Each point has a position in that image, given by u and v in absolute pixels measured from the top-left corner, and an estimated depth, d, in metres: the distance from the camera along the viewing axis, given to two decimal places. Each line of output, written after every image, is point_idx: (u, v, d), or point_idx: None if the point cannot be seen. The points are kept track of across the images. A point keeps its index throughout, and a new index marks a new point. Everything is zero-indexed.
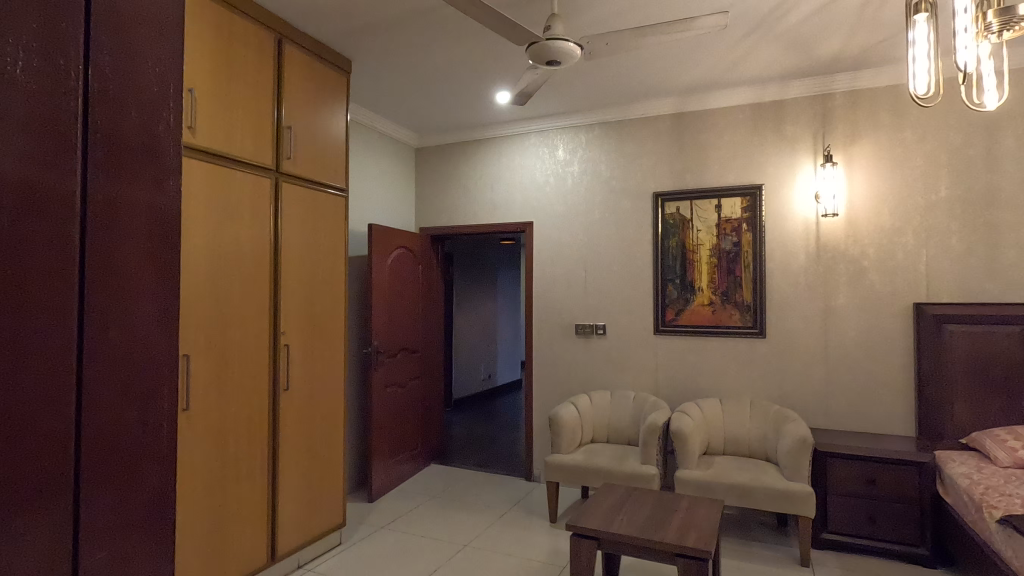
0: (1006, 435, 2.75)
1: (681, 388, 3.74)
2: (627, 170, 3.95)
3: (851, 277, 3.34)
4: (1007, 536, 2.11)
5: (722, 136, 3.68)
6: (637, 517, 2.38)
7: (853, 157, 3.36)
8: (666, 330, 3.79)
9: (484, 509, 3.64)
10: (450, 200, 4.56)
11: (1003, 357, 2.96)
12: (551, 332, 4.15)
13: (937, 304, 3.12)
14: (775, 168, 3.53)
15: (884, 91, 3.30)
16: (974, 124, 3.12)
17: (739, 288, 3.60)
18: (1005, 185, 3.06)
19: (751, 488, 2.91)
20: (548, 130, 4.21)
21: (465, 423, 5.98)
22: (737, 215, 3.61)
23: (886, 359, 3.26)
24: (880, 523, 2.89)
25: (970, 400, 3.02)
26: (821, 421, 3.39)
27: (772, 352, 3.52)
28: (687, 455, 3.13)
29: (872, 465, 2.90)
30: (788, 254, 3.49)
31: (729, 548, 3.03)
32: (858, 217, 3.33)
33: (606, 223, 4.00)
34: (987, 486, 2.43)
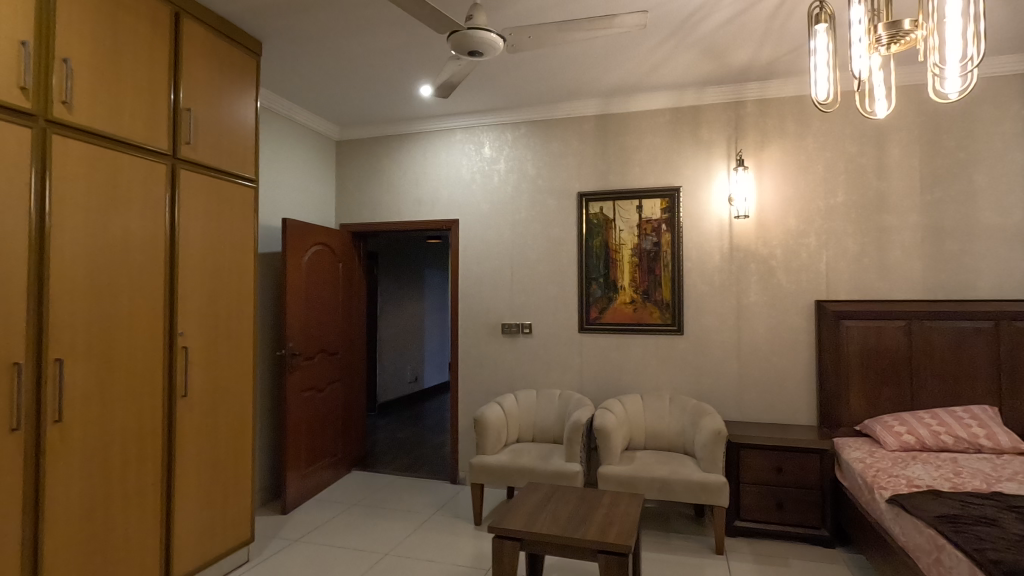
0: (893, 421, 3.00)
1: (604, 386, 3.80)
2: (553, 169, 3.97)
3: (761, 276, 3.52)
4: (895, 514, 2.28)
5: (644, 138, 3.78)
6: (560, 516, 2.36)
7: (763, 162, 3.54)
8: (591, 328, 3.83)
9: (407, 515, 3.51)
10: (373, 196, 4.40)
11: (891, 349, 3.22)
12: (476, 332, 4.09)
13: (836, 301, 3.35)
14: (692, 172, 3.67)
15: (789, 101, 3.51)
16: (866, 134, 3.37)
17: (659, 287, 3.70)
18: (892, 191, 3.33)
19: (670, 481, 2.99)
20: (474, 127, 4.16)
21: (390, 427, 5.80)
22: (657, 216, 3.72)
23: (791, 353, 3.46)
24: (787, 508, 3.05)
25: (863, 391, 3.26)
26: (734, 414, 3.55)
27: (689, 348, 3.65)
28: (610, 451, 3.16)
29: (780, 453, 3.06)
30: (704, 254, 3.63)
31: (649, 541, 3.09)
32: (767, 219, 3.52)
33: (532, 222, 4.00)
34: (878, 468, 2.63)
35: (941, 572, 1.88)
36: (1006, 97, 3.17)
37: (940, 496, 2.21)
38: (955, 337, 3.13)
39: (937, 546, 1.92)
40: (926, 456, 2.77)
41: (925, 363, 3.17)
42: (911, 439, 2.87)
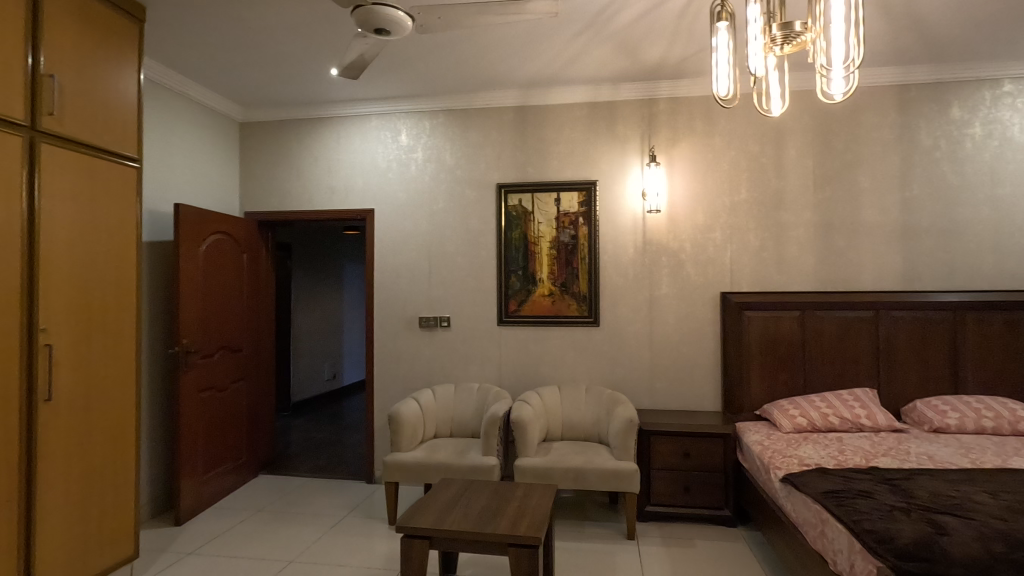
0: (788, 405, 3.20)
1: (523, 379, 3.80)
2: (472, 160, 3.90)
3: (672, 269, 3.64)
4: (787, 492, 2.42)
5: (562, 131, 3.80)
6: (472, 511, 2.31)
7: (674, 159, 3.66)
8: (510, 321, 3.81)
9: (317, 519, 3.34)
10: (282, 182, 4.14)
11: (787, 338, 3.44)
12: (393, 326, 3.96)
13: (738, 293, 3.53)
14: (607, 166, 3.73)
15: (698, 101, 3.65)
16: (767, 135, 3.57)
17: (576, 279, 3.74)
18: (789, 189, 3.54)
19: (585, 470, 3.02)
20: (390, 114, 4.01)
21: (303, 427, 5.52)
22: (575, 209, 3.75)
23: (699, 343, 3.61)
24: (694, 492, 3.17)
25: (763, 377, 3.45)
26: (647, 403, 3.66)
27: (604, 340, 3.71)
28: (526, 443, 3.16)
29: (688, 440, 3.18)
30: (619, 247, 3.70)
31: (564, 530, 3.12)
32: (677, 214, 3.64)
33: (450, 214, 3.92)
34: (774, 450, 2.79)
35: (825, 544, 2.01)
36: (885, 106, 3.46)
37: (826, 473, 2.36)
38: (841, 326, 3.39)
39: (822, 520, 2.05)
40: (816, 436, 2.97)
41: (816, 350, 3.41)
42: (803, 422, 3.07)
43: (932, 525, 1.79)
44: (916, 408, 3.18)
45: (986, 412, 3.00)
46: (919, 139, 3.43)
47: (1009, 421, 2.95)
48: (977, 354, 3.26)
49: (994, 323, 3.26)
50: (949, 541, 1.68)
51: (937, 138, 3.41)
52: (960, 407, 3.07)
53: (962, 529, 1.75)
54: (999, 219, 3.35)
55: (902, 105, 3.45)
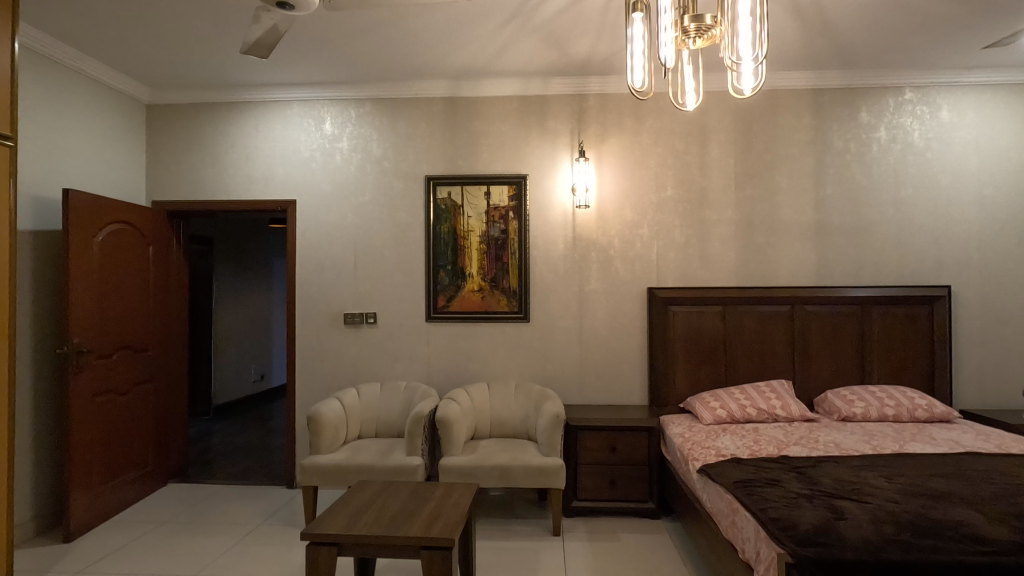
0: (710, 398, 3.27)
1: (452, 376, 3.72)
2: (400, 150, 3.78)
3: (601, 264, 3.66)
4: (704, 483, 2.45)
5: (493, 124, 3.74)
6: (386, 514, 2.21)
7: (603, 155, 3.67)
8: (438, 317, 3.71)
9: (228, 528, 3.13)
10: (194, 170, 3.86)
11: (709, 332, 3.52)
12: (315, 323, 3.78)
13: (664, 288, 3.58)
14: (538, 160, 3.70)
15: (626, 98, 3.68)
16: (692, 134, 3.64)
17: (506, 275, 3.69)
18: (712, 187, 3.63)
19: (510, 468, 2.97)
20: (314, 100, 3.82)
21: (224, 431, 5.21)
22: (505, 203, 3.70)
23: (627, 338, 3.64)
24: (620, 485, 3.19)
25: (687, 371, 3.52)
26: (576, 398, 3.65)
27: (534, 336, 3.68)
28: (452, 441, 3.07)
29: (613, 434, 3.19)
30: (549, 242, 3.68)
31: (490, 529, 3.06)
32: (606, 210, 3.66)
33: (377, 206, 3.77)
34: (693, 441, 2.83)
35: (735, 533, 2.04)
36: (801, 109, 3.60)
37: (740, 463, 2.41)
38: (760, 320, 3.51)
39: (733, 510, 2.08)
40: (734, 427, 3.04)
41: (737, 344, 3.51)
42: (723, 413, 3.14)
43: (832, 510, 1.84)
44: (827, 398, 3.32)
45: (889, 401, 3.17)
46: (832, 141, 3.58)
47: (908, 409, 3.13)
48: (881, 346, 3.45)
49: (896, 317, 3.46)
50: (844, 525, 1.73)
51: (848, 141, 3.58)
52: (865, 396, 3.23)
53: (858, 513, 1.81)
54: (902, 219, 3.55)
55: (816, 108, 3.60)
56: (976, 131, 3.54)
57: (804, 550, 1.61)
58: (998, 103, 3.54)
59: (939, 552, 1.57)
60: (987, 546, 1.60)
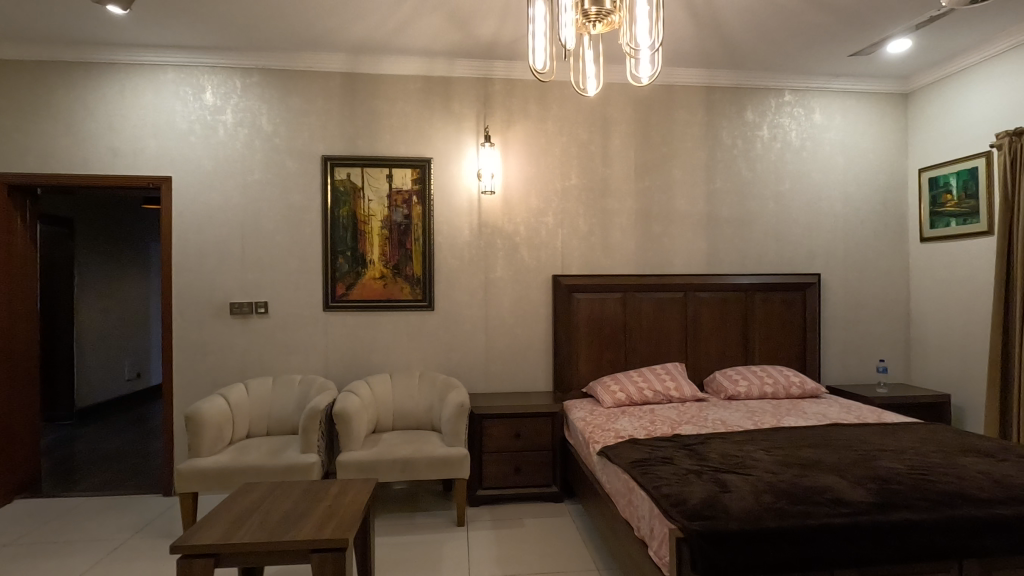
0: (611, 382, 3.36)
1: (352, 368, 3.54)
2: (293, 127, 3.51)
3: (506, 252, 3.63)
4: (603, 464, 2.51)
5: (395, 104, 3.57)
6: (272, 517, 2.04)
7: (509, 141, 3.64)
8: (336, 306, 3.51)
9: (89, 545, 2.78)
10: (44, 137, 3.35)
11: (611, 318, 3.63)
12: (196, 314, 3.43)
13: (569, 276, 3.63)
14: (442, 144, 3.59)
15: (532, 85, 3.67)
16: (595, 124, 3.70)
17: (409, 262, 3.56)
18: (614, 177, 3.72)
19: (413, 460, 2.87)
20: (192, 66, 3.43)
21: (90, 437, 4.63)
22: (408, 187, 3.56)
23: (532, 325, 3.66)
24: (524, 471, 3.21)
25: (589, 357, 3.60)
26: (481, 387, 3.62)
27: (439, 324, 3.59)
28: (351, 435, 2.91)
29: (518, 421, 3.20)
30: (454, 228, 3.60)
31: (390, 524, 2.95)
32: (511, 197, 3.63)
33: (267, 186, 3.48)
34: (595, 424, 2.89)
35: (631, 511, 2.10)
36: (695, 105, 3.78)
37: (637, 444, 2.49)
38: (657, 306, 3.67)
39: (630, 489, 2.14)
40: (632, 409, 3.15)
41: (636, 329, 3.64)
42: (622, 396, 3.25)
43: (718, 484, 1.94)
44: (715, 378, 3.55)
45: (767, 379, 3.45)
46: (722, 137, 3.80)
47: (784, 386, 3.42)
48: (762, 329, 3.74)
49: (775, 302, 3.76)
50: (729, 497, 1.83)
51: (736, 137, 3.81)
52: (748, 375, 3.49)
53: (741, 485, 1.92)
54: (781, 212, 3.85)
55: (708, 105, 3.79)
56: (843, 134, 3.91)
57: (693, 524, 1.67)
58: (860, 109, 3.93)
59: (810, 517, 1.69)
60: (849, 508, 1.75)
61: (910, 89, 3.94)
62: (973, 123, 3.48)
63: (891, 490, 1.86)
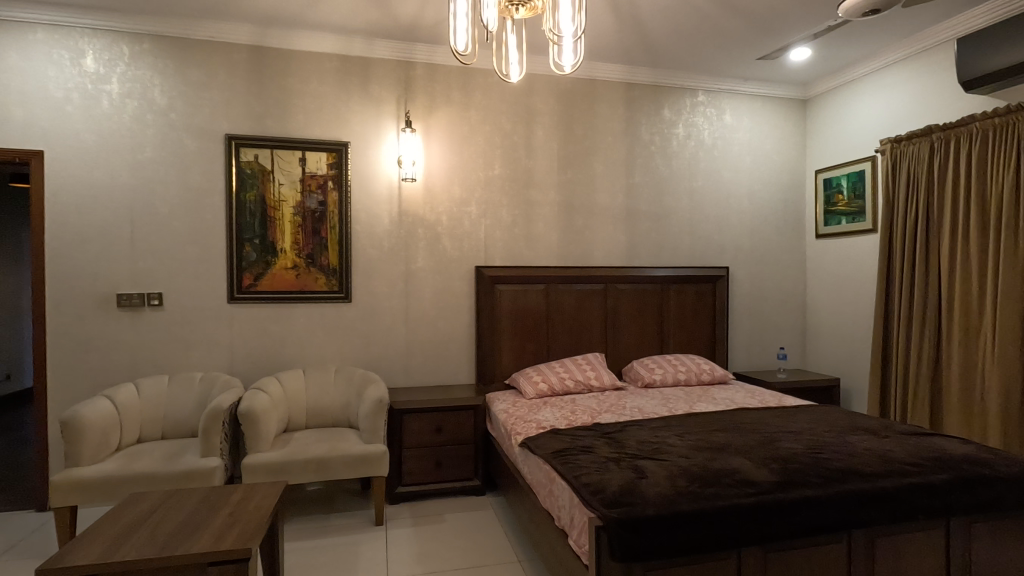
0: (533, 373, 3.37)
1: (260, 364, 3.31)
2: (192, 102, 3.20)
3: (428, 242, 3.53)
4: (525, 455, 2.50)
5: (308, 83, 3.35)
6: (164, 529, 1.85)
7: (431, 127, 3.53)
8: (243, 298, 3.26)
9: None
10: None
11: (533, 309, 3.63)
12: (75, 307, 3.06)
13: (491, 267, 3.59)
14: (360, 128, 3.43)
15: (454, 71, 3.57)
16: (518, 114, 3.68)
17: (324, 251, 3.37)
18: (537, 169, 3.72)
19: (328, 459, 2.72)
20: (68, 27, 3.03)
21: None
22: (323, 171, 3.37)
23: (454, 317, 3.59)
24: (445, 466, 3.15)
25: (512, 348, 3.59)
26: (401, 381, 3.51)
27: (356, 317, 3.43)
28: (258, 436, 2.72)
29: (439, 415, 3.12)
30: (373, 216, 3.45)
31: (302, 528, 2.80)
32: (433, 185, 3.53)
33: (161, 166, 3.16)
34: (517, 416, 2.88)
35: (552, 502, 2.10)
36: (616, 100, 3.85)
37: (558, 434, 2.50)
38: (578, 298, 3.72)
39: (551, 479, 2.14)
40: (554, 400, 3.17)
41: (558, 321, 3.68)
42: (544, 387, 3.26)
43: (635, 470, 1.98)
44: (633, 367, 3.65)
45: (681, 367, 3.60)
46: (641, 133, 3.90)
47: (696, 374, 3.58)
48: (676, 319, 3.90)
49: (688, 293, 3.92)
50: (646, 483, 1.87)
51: (653, 134, 3.93)
52: (663, 364, 3.62)
53: (657, 471, 1.97)
54: (694, 208, 4.02)
55: (628, 101, 3.88)
56: (750, 135, 4.14)
57: (612, 512, 1.68)
58: (765, 112, 4.18)
59: (720, 499, 1.76)
60: (755, 487, 1.84)
61: (808, 96, 4.23)
62: (861, 130, 3.79)
63: (791, 469, 1.98)
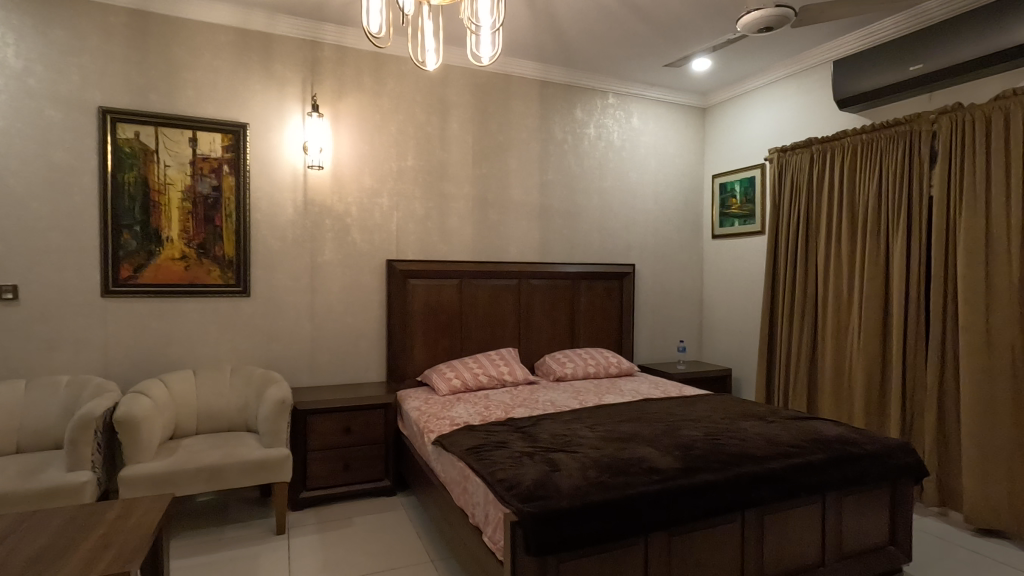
0: (446, 369, 3.32)
1: (142, 365, 2.98)
2: (56, 67, 2.80)
3: (336, 233, 3.36)
4: (438, 453, 2.45)
5: (200, 56, 3.05)
6: (19, 557, 1.60)
7: (339, 113, 3.36)
8: (120, 291, 2.92)
9: None
10: None
11: (446, 304, 3.58)
12: None
13: (404, 261, 3.49)
14: (261, 109, 3.18)
15: (366, 55, 3.42)
16: (433, 105, 3.60)
17: (218, 240, 3.10)
18: (451, 162, 3.66)
19: (222, 467, 2.51)
20: None
21: None
22: (217, 154, 3.09)
23: (364, 312, 3.45)
24: (353, 468, 3.02)
25: (424, 344, 3.52)
26: (305, 380, 3.32)
27: (254, 313, 3.19)
28: (140, 445, 2.44)
29: (348, 415, 2.99)
30: (275, 204, 3.22)
31: (192, 542, 2.56)
32: (342, 174, 3.36)
33: (16, 139, 2.74)
34: (430, 413, 2.82)
35: (466, 499, 2.08)
36: (530, 97, 3.88)
37: (471, 430, 2.48)
38: (492, 293, 3.71)
39: (465, 477, 2.11)
40: (468, 395, 3.14)
41: (472, 316, 3.65)
42: (457, 383, 3.22)
43: (549, 464, 2.01)
44: (545, 362, 3.72)
45: (590, 361, 3.71)
46: (554, 131, 3.97)
47: (604, 366, 3.71)
48: (586, 314, 4.01)
49: (597, 290, 4.05)
50: (559, 476, 1.90)
51: (566, 133, 4.01)
52: (574, 358, 3.72)
53: (569, 463, 2.01)
54: (604, 206, 4.16)
55: (542, 98, 3.92)
56: (655, 138, 4.34)
57: (527, 507, 1.69)
58: (669, 117, 4.40)
59: (629, 487, 1.83)
60: (661, 475, 1.93)
61: (707, 104, 4.52)
62: (752, 139, 4.11)
63: (693, 455, 2.10)
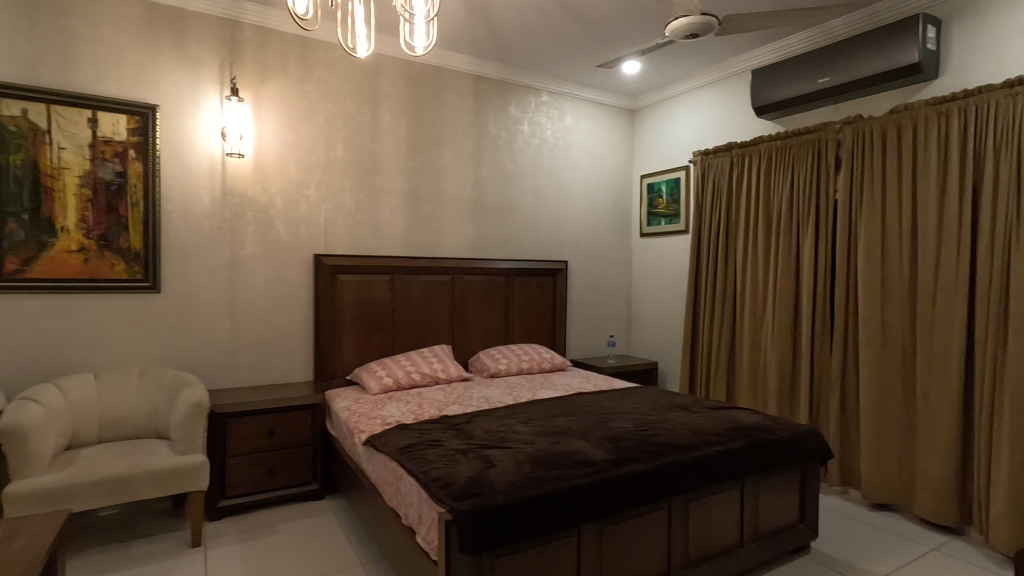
0: (377, 367, 3.23)
1: (32, 368, 2.68)
2: None
3: (258, 226, 3.18)
4: (369, 454, 2.37)
5: (101, 28, 2.78)
6: None
7: (262, 98, 3.17)
8: (4, 288, 2.60)
9: None
10: None
11: (377, 301, 3.48)
12: None
13: (332, 256, 3.36)
14: (173, 90, 2.94)
15: (291, 38, 3.25)
16: (363, 94, 3.47)
17: (123, 232, 2.85)
18: (383, 154, 3.55)
19: (128, 477, 2.31)
20: None
21: None
22: (122, 137, 2.83)
23: (289, 309, 3.28)
24: (278, 472, 2.88)
25: (354, 342, 3.41)
26: (223, 382, 3.12)
27: (165, 310, 2.96)
28: (30, 457, 2.20)
29: (271, 417, 2.84)
30: (189, 193, 3.00)
31: (94, 560, 2.34)
32: (264, 163, 3.18)
33: None
34: (360, 413, 2.73)
35: (399, 500, 2.03)
36: (464, 91, 3.84)
37: (403, 429, 2.42)
38: (425, 289, 3.65)
39: (398, 477, 2.06)
40: (400, 394, 3.07)
41: (404, 312, 3.57)
42: (389, 381, 3.15)
43: (483, 461, 2.00)
44: (479, 358, 3.71)
45: (524, 356, 3.74)
46: (488, 127, 3.95)
47: (538, 362, 3.74)
48: (520, 310, 4.03)
49: (531, 286, 4.09)
50: (494, 472, 1.89)
51: (500, 129, 4.00)
52: (507, 354, 3.73)
53: (504, 459, 2.01)
54: (537, 203, 4.20)
55: (477, 93, 3.89)
56: (587, 137, 4.43)
57: (462, 505, 1.67)
58: (600, 117, 4.51)
59: (563, 481, 1.86)
60: (593, 467, 1.97)
61: (636, 106, 4.66)
62: (677, 141, 4.28)
63: (624, 447, 2.16)
